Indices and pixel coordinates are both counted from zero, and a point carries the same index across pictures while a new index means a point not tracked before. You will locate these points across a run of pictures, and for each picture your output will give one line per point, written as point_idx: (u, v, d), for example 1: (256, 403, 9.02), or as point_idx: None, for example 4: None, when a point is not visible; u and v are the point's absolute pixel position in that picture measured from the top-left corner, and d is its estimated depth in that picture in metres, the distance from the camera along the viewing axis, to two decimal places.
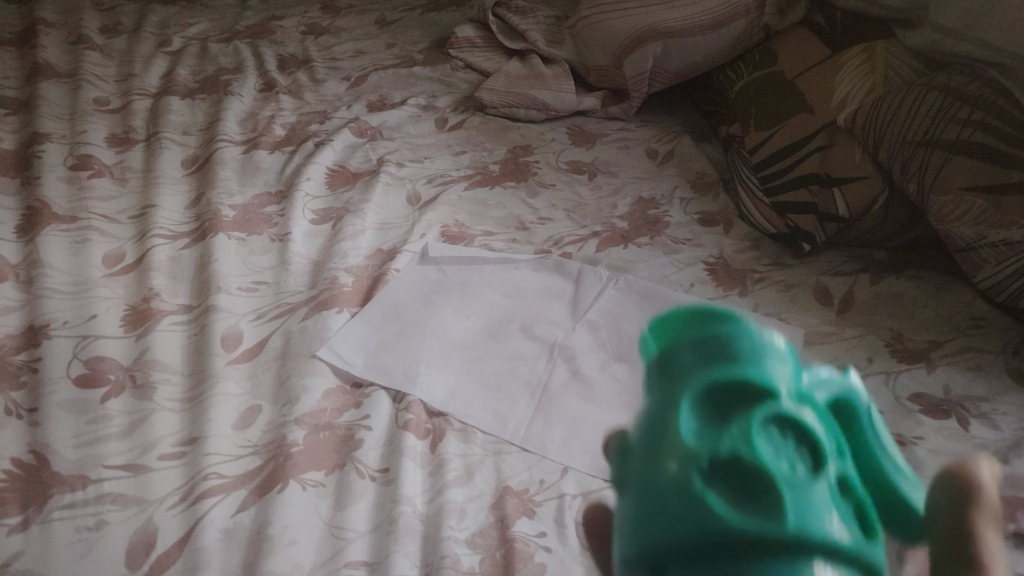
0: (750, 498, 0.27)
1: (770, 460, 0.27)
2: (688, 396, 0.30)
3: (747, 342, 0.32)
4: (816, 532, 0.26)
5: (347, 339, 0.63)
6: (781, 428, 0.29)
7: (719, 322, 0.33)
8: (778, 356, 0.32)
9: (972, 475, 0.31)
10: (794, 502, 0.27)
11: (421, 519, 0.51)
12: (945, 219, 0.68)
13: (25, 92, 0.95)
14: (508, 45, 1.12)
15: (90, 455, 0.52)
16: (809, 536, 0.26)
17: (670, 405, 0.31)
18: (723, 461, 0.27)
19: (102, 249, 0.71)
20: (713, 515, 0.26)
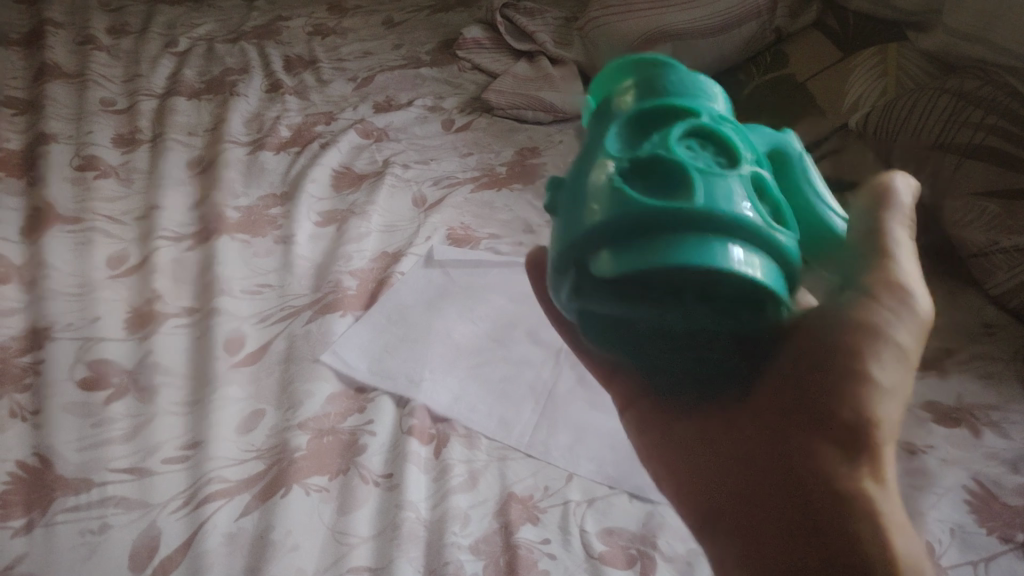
0: (672, 190, 0.32)
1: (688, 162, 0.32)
2: (620, 126, 0.36)
3: (680, 80, 0.37)
4: (723, 211, 0.31)
5: (351, 343, 0.63)
6: (699, 142, 0.34)
7: (660, 67, 0.38)
8: (705, 95, 0.37)
9: (882, 192, 0.41)
10: (706, 188, 0.31)
11: (425, 526, 0.50)
12: (957, 224, 0.67)
13: (31, 93, 0.95)
14: (515, 45, 1.11)
15: (93, 458, 0.52)
16: (719, 215, 0.31)
17: (605, 135, 0.36)
18: (644, 161, 0.33)
19: (107, 250, 0.71)
20: (631, 200, 0.32)
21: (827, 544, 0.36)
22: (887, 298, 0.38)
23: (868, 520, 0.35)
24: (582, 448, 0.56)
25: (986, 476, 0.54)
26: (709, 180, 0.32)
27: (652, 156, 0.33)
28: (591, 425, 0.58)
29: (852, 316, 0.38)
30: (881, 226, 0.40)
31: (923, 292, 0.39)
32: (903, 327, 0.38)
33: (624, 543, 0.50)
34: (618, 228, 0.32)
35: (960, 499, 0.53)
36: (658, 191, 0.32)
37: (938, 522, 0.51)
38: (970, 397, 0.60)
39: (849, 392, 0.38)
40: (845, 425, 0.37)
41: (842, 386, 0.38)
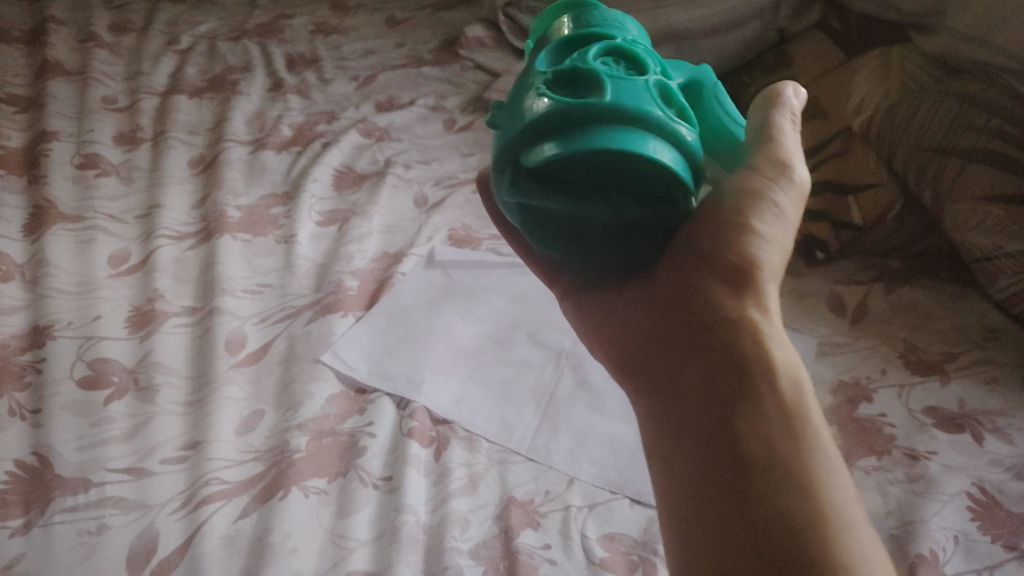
0: (587, 92, 0.37)
1: (600, 71, 0.37)
2: (550, 51, 0.41)
3: (598, 17, 0.43)
4: (628, 105, 0.35)
5: (351, 344, 0.63)
6: (614, 57, 0.39)
7: (585, 9, 0.44)
8: (625, 26, 0.43)
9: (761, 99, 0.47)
10: (617, 88, 0.36)
11: (425, 530, 0.50)
12: (959, 227, 0.67)
13: (33, 90, 0.95)
14: (516, 43, 1.11)
15: (92, 458, 0.52)
16: (624, 107, 0.35)
17: (537, 60, 0.41)
18: (566, 73, 0.38)
19: (107, 249, 0.71)
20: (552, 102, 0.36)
21: (718, 359, 0.41)
22: (766, 166, 0.44)
23: (754, 338, 0.41)
24: (584, 452, 0.56)
25: (989, 483, 0.54)
26: (619, 83, 0.36)
27: (571, 69, 0.38)
28: (593, 428, 0.58)
29: (745, 183, 0.44)
30: (773, 118, 0.46)
31: (803, 167, 0.46)
32: (785, 193, 0.45)
33: (625, 549, 0.50)
34: (543, 127, 0.36)
35: (962, 507, 0.52)
36: (577, 96, 0.37)
37: (941, 530, 0.51)
38: (973, 403, 0.60)
39: (729, 230, 0.44)
40: (731, 266, 0.43)
41: (729, 229, 0.44)
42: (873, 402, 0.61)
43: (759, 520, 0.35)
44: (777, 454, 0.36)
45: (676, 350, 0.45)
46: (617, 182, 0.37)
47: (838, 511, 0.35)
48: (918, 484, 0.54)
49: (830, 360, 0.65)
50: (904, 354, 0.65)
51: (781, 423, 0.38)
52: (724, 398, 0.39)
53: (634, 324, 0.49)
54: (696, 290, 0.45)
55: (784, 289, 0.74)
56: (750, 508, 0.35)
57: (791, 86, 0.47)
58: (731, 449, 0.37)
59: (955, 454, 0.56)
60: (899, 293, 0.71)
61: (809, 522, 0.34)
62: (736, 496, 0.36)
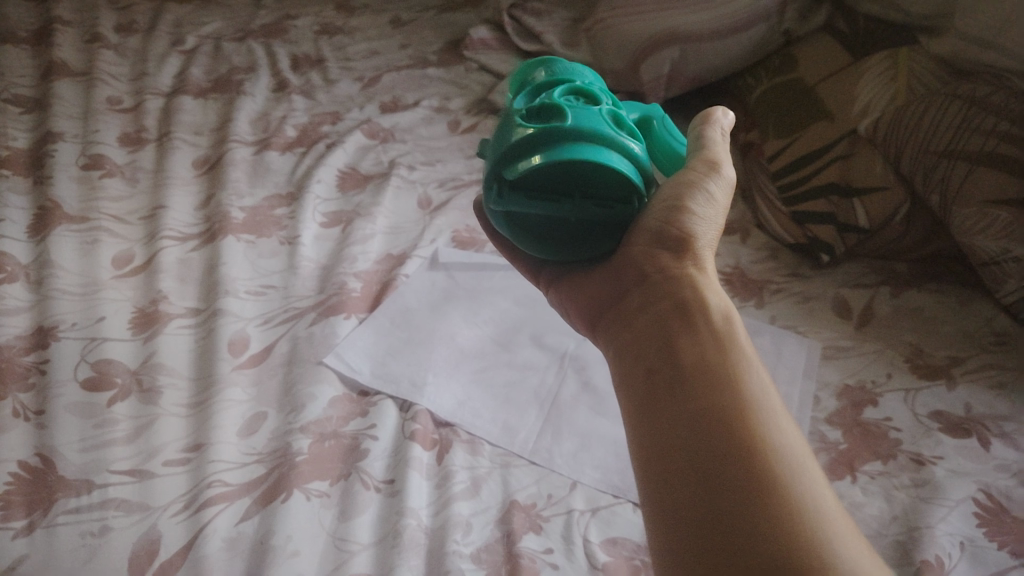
0: (551, 115, 0.41)
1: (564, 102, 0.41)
2: (521, 99, 0.46)
3: (564, 67, 0.49)
4: (586, 122, 0.39)
5: (354, 347, 0.63)
6: (576, 96, 0.44)
7: (551, 67, 0.49)
8: (583, 76, 0.48)
9: (704, 118, 0.50)
10: (576, 113, 0.40)
11: (426, 534, 0.49)
12: (967, 232, 0.67)
13: (39, 90, 0.95)
14: (521, 45, 1.11)
15: (95, 459, 0.52)
16: (583, 125, 0.39)
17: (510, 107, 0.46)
18: (533, 106, 0.42)
19: (112, 250, 0.71)
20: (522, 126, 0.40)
21: (660, 313, 0.42)
22: (697, 164, 0.45)
23: (690, 282, 0.42)
24: (587, 455, 0.56)
25: (996, 488, 0.54)
26: (581, 108, 0.41)
27: (538, 102, 0.42)
28: (596, 431, 0.58)
29: (682, 176, 0.45)
30: (705, 133, 0.48)
31: (732, 168, 0.46)
32: (717, 185, 0.45)
33: (628, 554, 0.49)
34: (518, 148, 0.40)
35: (969, 513, 0.52)
36: (543, 120, 0.41)
37: (947, 536, 0.50)
38: (980, 408, 0.60)
39: (666, 208, 0.43)
40: (673, 235, 0.43)
41: (663, 208, 0.43)
42: (878, 406, 0.60)
43: (693, 425, 0.35)
44: (709, 373, 0.37)
45: (624, 315, 0.45)
46: (582, 189, 0.41)
47: (773, 418, 0.35)
48: (924, 489, 0.54)
49: (834, 363, 0.65)
50: (909, 357, 0.65)
51: (715, 350, 0.38)
52: (665, 341, 0.40)
53: (588, 305, 0.50)
54: (637, 255, 0.45)
55: (790, 291, 0.73)
56: (684, 420, 0.35)
57: (721, 109, 0.50)
58: (668, 376, 0.38)
59: (961, 459, 0.56)
60: (905, 297, 0.71)
61: (742, 422, 0.34)
62: (674, 394, 0.37)
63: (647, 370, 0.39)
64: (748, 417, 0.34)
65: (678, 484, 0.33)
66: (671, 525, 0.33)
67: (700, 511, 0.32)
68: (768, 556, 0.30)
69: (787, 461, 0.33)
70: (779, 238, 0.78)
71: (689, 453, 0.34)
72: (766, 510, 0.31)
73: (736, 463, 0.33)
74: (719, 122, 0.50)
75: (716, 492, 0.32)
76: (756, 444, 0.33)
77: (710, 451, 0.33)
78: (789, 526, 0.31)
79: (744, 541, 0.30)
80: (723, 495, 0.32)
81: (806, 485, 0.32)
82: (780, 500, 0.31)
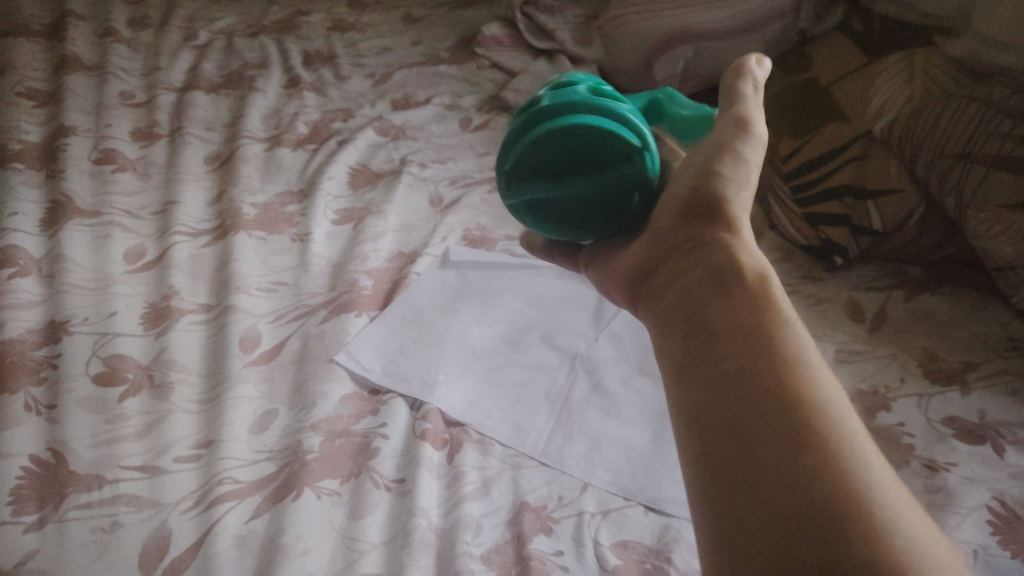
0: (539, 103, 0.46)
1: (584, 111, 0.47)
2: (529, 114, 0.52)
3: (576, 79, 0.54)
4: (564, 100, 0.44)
5: (366, 344, 0.63)
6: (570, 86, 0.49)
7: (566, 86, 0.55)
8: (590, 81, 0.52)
9: (738, 67, 0.46)
10: (557, 94, 0.45)
11: (438, 534, 0.49)
12: (982, 236, 0.66)
13: (52, 84, 0.96)
14: (536, 44, 1.10)
15: (106, 455, 0.52)
16: (562, 102, 0.44)
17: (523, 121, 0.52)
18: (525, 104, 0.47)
19: (123, 245, 0.71)
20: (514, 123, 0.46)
21: (695, 279, 0.41)
22: (724, 124, 0.44)
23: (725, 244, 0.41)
24: (598, 456, 0.56)
25: (1010, 496, 0.53)
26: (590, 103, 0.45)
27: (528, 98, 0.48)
28: (606, 433, 0.58)
29: (711, 140, 0.44)
30: (737, 89, 0.45)
31: (764, 124, 0.44)
32: (748, 145, 0.43)
33: (638, 557, 0.49)
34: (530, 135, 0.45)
35: (982, 521, 0.52)
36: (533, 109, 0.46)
37: (960, 543, 0.50)
38: (993, 414, 0.60)
39: (694, 176, 0.44)
40: (704, 200, 0.43)
41: (693, 175, 0.44)
42: (891, 411, 0.60)
43: (728, 384, 0.34)
44: (743, 332, 0.36)
45: (661, 283, 0.44)
46: (579, 161, 0.44)
47: (808, 373, 0.33)
48: (938, 496, 0.53)
49: (846, 367, 0.65)
50: (922, 362, 0.64)
51: (749, 310, 0.37)
52: (696, 310, 0.39)
53: (623, 278, 0.49)
54: (666, 225, 0.45)
55: (802, 293, 0.73)
56: (720, 382, 0.35)
57: (756, 58, 0.47)
58: (702, 344, 0.37)
59: (974, 466, 0.55)
60: (919, 301, 0.71)
61: (778, 383, 0.33)
62: (711, 359, 0.36)
63: (683, 340, 0.39)
64: (784, 376, 0.33)
65: (716, 443, 0.33)
66: (709, 481, 0.32)
67: (737, 469, 0.32)
68: (805, 508, 0.29)
69: (823, 415, 0.32)
70: (791, 238, 0.78)
71: (728, 413, 0.33)
72: (803, 463, 0.30)
73: (773, 419, 0.32)
74: (756, 69, 0.46)
75: (751, 454, 0.31)
76: (790, 403, 0.32)
77: (749, 407, 0.33)
78: (828, 480, 0.29)
79: (779, 498, 0.30)
80: (760, 451, 0.31)
81: (846, 440, 0.31)
82: (819, 454, 0.30)
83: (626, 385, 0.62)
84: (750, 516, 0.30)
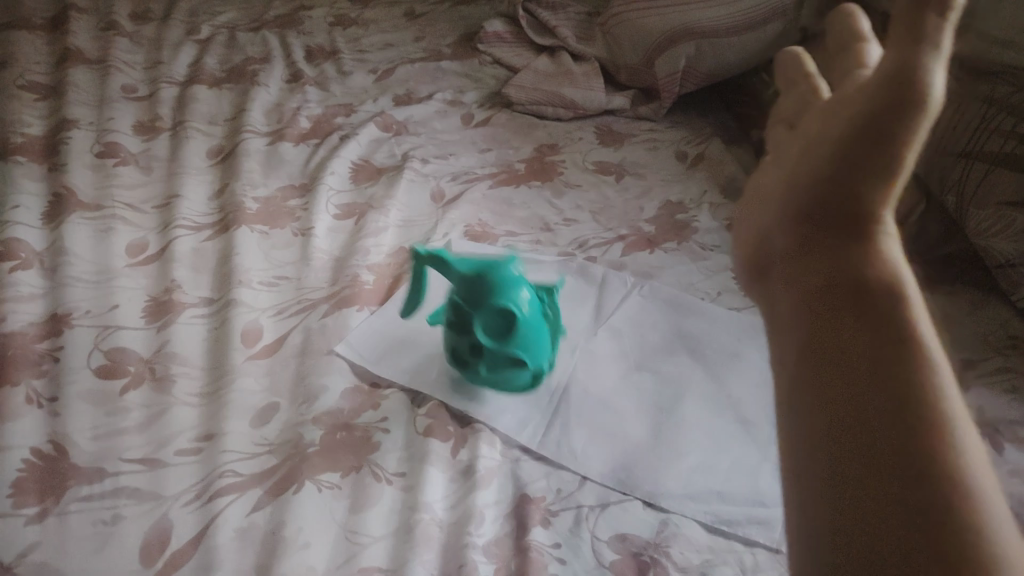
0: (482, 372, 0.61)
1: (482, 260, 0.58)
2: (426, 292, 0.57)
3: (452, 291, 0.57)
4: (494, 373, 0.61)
5: (363, 338, 0.63)
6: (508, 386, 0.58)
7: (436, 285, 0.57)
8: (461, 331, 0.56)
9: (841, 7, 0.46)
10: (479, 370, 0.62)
11: (440, 527, 0.50)
12: (984, 232, 0.68)
13: (54, 77, 0.96)
14: (537, 41, 1.10)
15: (108, 448, 0.52)
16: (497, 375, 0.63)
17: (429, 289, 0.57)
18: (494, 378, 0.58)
19: (125, 238, 0.71)
20: None
21: (808, 211, 0.37)
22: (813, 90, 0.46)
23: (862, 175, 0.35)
24: (596, 449, 0.56)
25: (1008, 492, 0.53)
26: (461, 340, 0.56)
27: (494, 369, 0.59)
28: (605, 425, 0.58)
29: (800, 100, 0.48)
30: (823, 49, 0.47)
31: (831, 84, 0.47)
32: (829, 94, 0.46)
33: (637, 550, 0.49)
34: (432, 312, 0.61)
35: None
36: None
37: None
38: (992, 411, 0.60)
39: (793, 122, 0.46)
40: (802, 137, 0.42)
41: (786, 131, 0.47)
42: None
43: (835, 313, 0.33)
44: (849, 260, 0.34)
45: (766, 210, 0.42)
46: None
47: (909, 304, 0.32)
48: None
49: None
50: None
51: (854, 239, 0.35)
52: (802, 238, 0.38)
53: (747, 209, 0.48)
54: (771, 167, 0.45)
55: None
56: (826, 310, 0.34)
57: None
58: (813, 269, 0.36)
59: None
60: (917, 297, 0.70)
61: (882, 314, 0.31)
62: (815, 283, 0.35)
63: (795, 271, 0.37)
64: (886, 308, 0.32)
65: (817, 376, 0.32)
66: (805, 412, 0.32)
67: (830, 408, 0.31)
68: (882, 453, 0.28)
69: (923, 353, 0.30)
70: None
71: (831, 344, 0.32)
72: (889, 401, 0.29)
73: (872, 353, 0.30)
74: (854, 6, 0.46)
75: (846, 392, 0.30)
76: (895, 338, 0.31)
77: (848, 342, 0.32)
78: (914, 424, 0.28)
79: (858, 438, 0.29)
80: (853, 390, 0.30)
81: (937, 381, 0.29)
82: (908, 393, 0.29)
83: (625, 380, 0.62)
84: (832, 454, 0.30)
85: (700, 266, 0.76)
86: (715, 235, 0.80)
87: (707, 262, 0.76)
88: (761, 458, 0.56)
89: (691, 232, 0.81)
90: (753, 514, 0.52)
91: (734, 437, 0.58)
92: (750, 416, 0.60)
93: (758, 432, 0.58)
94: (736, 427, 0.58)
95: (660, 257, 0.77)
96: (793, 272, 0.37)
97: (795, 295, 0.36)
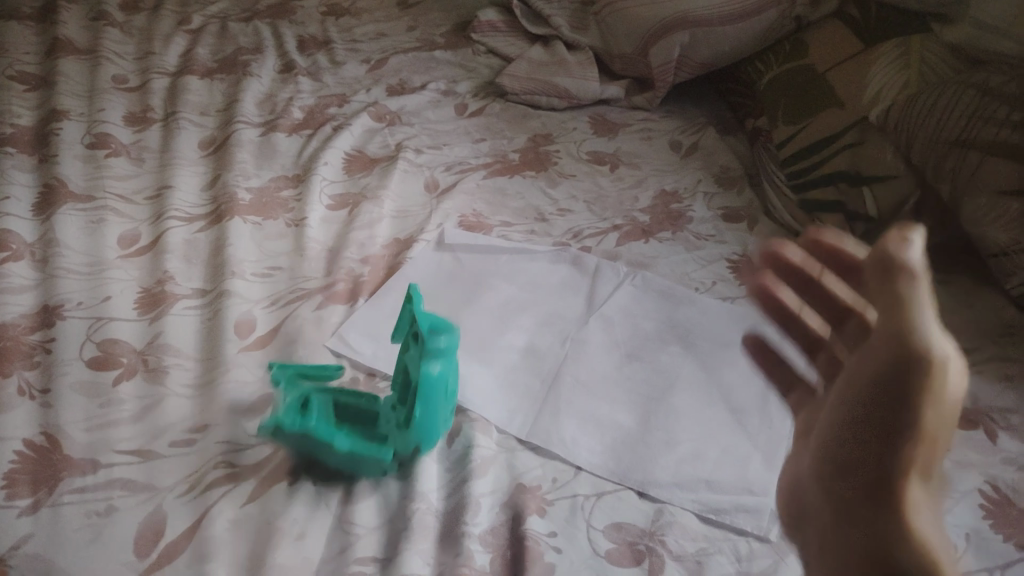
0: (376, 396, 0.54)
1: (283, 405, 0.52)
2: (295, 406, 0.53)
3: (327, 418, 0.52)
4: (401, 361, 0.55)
5: (358, 326, 0.63)
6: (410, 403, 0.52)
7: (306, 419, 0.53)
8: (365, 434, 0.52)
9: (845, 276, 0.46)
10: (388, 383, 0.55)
11: (437, 516, 0.50)
12: (979, 222, 0.66)
13: (44, 68, 0.95)
14: (531, 30, 1.09)
15: (101, 439, 0.52)
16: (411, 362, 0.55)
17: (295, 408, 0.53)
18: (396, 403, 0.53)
19: (117, 229, 0.70)
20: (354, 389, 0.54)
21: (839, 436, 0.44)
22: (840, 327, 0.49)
23: (908, 400, 0.38)
24: (586, 438, 0.56)
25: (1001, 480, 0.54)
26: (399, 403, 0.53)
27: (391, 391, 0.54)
28: (597, 415, 0.58)
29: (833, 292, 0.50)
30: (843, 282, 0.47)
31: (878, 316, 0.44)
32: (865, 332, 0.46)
33: (632, 539, 0.49)
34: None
35: (974, 504, 0.52)
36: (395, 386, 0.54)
37: (953, 526, 0.50)
38: None
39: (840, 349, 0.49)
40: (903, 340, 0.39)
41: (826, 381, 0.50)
42: None
43: (870, 556, 0.38)
44: (878, 494, 0.39)
45: (817, 415, 0.49)
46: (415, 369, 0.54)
47: (917, 541, 0.37)
48: None
49: None
50: None
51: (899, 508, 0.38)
52: (877, 477, 0.40)
53: (785, 386, 0.56)
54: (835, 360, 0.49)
55: None
56: (865, 552, 0.39)
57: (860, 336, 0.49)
58: (858, 496, 0.41)
59: (966, 451, 0.56)
60: None
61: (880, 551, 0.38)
62: (863, 504, 0.40)
63: (848, 498, 0.41)
64: (887, 544, 0.38)
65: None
66: None
67: None
68: None
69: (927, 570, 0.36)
70: (787, 224, 0.78)
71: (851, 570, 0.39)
72: None
73: None
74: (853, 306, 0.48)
75: None
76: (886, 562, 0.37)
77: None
78: None
79: None
80: None
81: None
82: None
83: (616, 369, 0.62)
84: None
85: (695, 256, 0.76)
86: (710, 225, 0.80)
87: (702, 251, 0.76)
88: (751, 448, 0.56)
89: (685, 222, 0.80)
90: (741, 502, 0.52)
91: (724, 426, 0.58)
92: (741, 405, 0.59)
93: (749, 422, 0.58)
94: (726, 417, 0.58)
95: (655, 246, 0.77)
96: (828, 475, 0.44)
97: (829, 505, 0.43)
